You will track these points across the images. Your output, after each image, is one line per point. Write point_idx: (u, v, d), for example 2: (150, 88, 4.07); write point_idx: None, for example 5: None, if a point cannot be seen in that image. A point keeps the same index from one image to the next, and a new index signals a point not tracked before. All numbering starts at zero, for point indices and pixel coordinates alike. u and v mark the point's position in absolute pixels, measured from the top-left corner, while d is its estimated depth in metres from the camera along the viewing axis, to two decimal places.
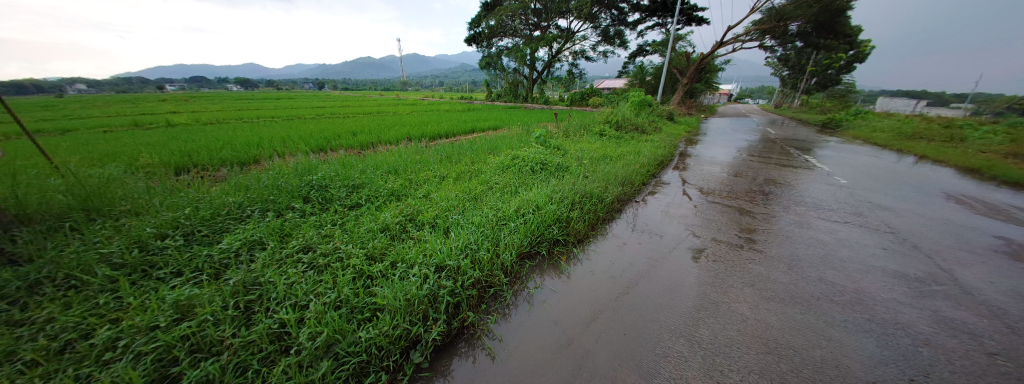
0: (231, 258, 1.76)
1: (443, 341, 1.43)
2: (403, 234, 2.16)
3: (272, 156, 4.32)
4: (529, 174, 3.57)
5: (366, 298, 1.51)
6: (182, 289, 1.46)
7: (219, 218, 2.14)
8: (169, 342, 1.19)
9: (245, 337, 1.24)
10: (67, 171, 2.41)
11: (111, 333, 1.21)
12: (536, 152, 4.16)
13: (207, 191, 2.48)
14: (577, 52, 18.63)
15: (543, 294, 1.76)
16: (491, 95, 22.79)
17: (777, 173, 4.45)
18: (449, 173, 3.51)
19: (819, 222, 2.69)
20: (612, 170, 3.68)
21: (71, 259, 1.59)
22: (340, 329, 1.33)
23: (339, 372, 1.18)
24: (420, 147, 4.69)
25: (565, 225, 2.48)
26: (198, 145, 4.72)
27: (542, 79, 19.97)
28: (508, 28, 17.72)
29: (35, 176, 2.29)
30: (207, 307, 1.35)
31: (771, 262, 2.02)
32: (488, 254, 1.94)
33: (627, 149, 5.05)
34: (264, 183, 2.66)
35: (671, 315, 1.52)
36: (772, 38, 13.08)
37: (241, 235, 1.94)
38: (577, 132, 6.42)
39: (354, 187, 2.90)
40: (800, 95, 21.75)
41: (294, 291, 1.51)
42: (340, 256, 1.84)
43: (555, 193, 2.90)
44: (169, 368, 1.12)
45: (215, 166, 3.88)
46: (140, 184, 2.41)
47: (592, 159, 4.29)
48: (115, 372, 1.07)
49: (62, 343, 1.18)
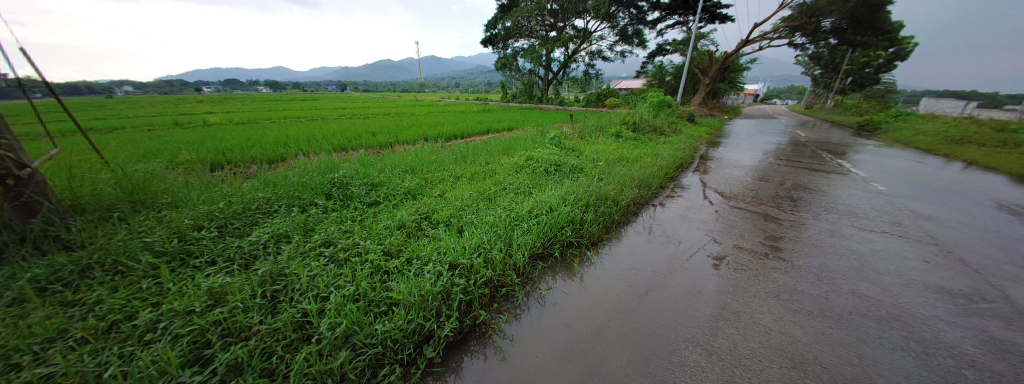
0: (259, 250, 1.86)
1: (455, 338, 1.46)
2: (418, 231, 2.21)
3: (297, 154, 4.53)
4: (543, 175, 3.56)
5: (382, 292, 1.56)
6: (215, 277, 1.56)
7: (250, 212, 2.27)
8: (203, 326, 1.27)
9: (271, 325, 1.31)
10: (116, 166, 2.63)
11: (152, 316, 1.31)
12: (551, 153, 4.16)
13: (238, 187, 2.63)
14: (594, 52, 18.41)
15: (554, 296, 1.75)
16: (507, 96, 22.89)
17: (806, 178, 4.22)
18: (463, 173, 3.55)
19: (853, 231, 2.53)
20: (628, 172, 3.61)
21: (118, 246, 1.74)
22: (358, 321, 1.38)
23: (356, 363, 1.23)
24: (435, 147, 4.78)
25: (579, 227, 2.46)
26: (230, 144, 5.02)
27: (558, 80, 19.87)
28: (524, 29, 17.77)
29: (90, 170, 2.51)
30: (237, 295, 1.43)
31: (797, 271, 1.92)
32: (500, 253, 1.95)
33: (645, 151, 4.94)
34: (290, 180, 2.79)
35: (688, 323, 1.47)
36: (803, 35, 12.41)
37: (269, 228, 2.05)
38: (593, 133, 6.35)
39: (373, 185, 2.99)
40: (833, 95, 20.52)
41: (316, 283, 1.58)
42: (358, 251, 1.90)
43: (569, 195, 2.88)
44: (203, 351, 1.20)
45: (245, 163, 4.10)
46: (179, 179, 2.59)
47: (607, 160, 4.22)
48: (155, 351, 1.16)
49: (108, 323, 1.29)
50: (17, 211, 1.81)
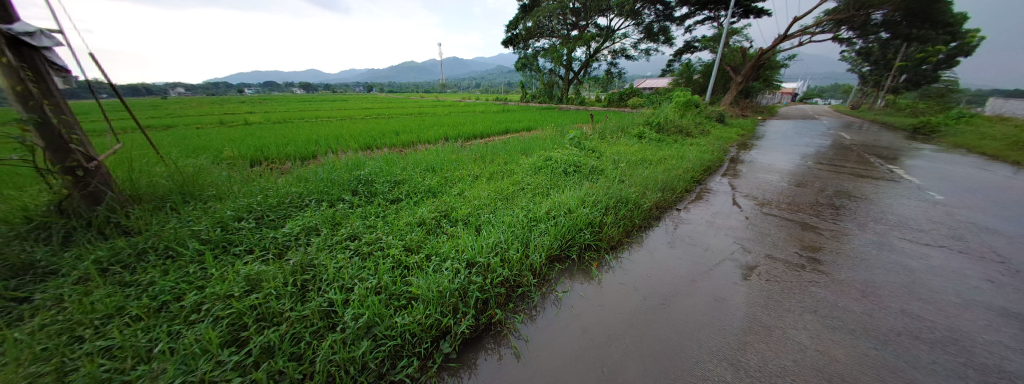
0: (292, 241, 1.98)
1: (470, 335, 1.48)
2: (437, 229, 2.26)
3: (326, 152, 4.77)
4: (561, 176, 3.53)
5: (402, 286, 1.61)
6: (252, 264, 1.68)
7: (284, 205, 2.42)
8: (240, 310, 1.37)
9: (300, 312, 1.39)
10: (169, 161, 2.88)
11: (197, 298, 1.43)
12: (570, 154, 4.11)
13: (274, 181, 2.81)
14: (618, 51, 17.97)
15: (571, 299, 1.73)
16: (527, 96, 22.85)
17: (850, 185, 3.89)
18: (482, 173, 3.59)
19: (904, 245, 2.30)
20: (650, 174, 3.50)
21: (170, 233, 1.91)
22: (379, 313, 1.43)
23: (376, 354, 1.28)
24: (455, 147, 4.86)
25: (598, 229, 2.41)
26: (267, 141, 5.36)
27: (579, 79, 19.58)
28: (546, 29, 17.66)
29: (147, 164, 2.77)
30: (271, 282, 1.53)
31: (837, 286, 1.78)
32: (517, 253, 1.95)
33: (668, 153, 4.76)
34: (319, 176, 2.95)
35: (713, 335, 1.40)
36: (849, 29, 11.46)
37: (300, 221, 2.18)
38: (614, 134, 6.19)
39: (395, 182, 3.09)
40: (883, 95, 18.82)
41: (342, 275, 1.66)
42: (381, 246, 1.97)
43: (588, 196, 2.83)
44: (239, 333, 1.29)
45: (280, 160, 4.38)
46: (223, 173, 2.81)
47: (629, 162, 4.11)
48: (199, 331, 1.27)
49: (159, 303, 1.43)
50: (85, 199, 2.02)
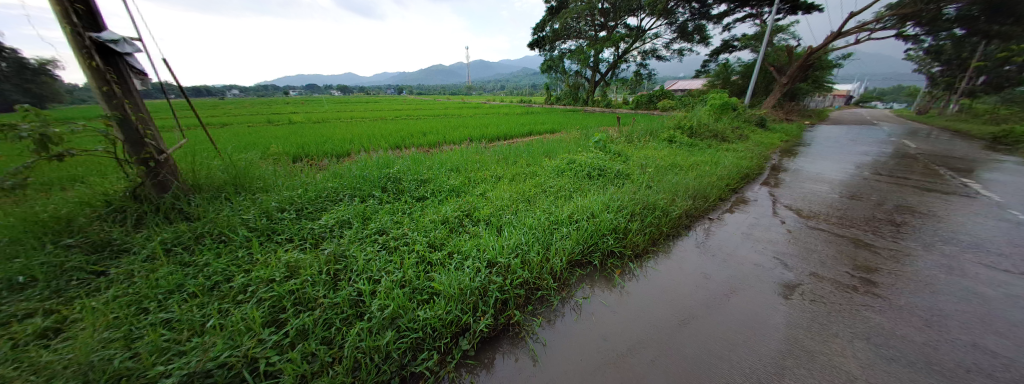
0: (327, 232, 2.11)
1: (489, 334, 1.50)
2: (460, 228, 2.31)
3: (359, 150, 5.04)
4: (585, 180, 3.46)
5: (425, 282, 1.66)
6: (292, 253, 1.81)
7: (321, 199, 2.59)
8: (281, 294, 1.49)
9: (332, 299, 1.48)
10: (225, 155, 3.19)
11: (243, 281, 1.56)
12: (595, 157, 4.03)
13: (313, 177, 3.02)
14: (648, 51, 17.37)
15: (591, 306, 1.70)
16: (552, 98, 22.70)
17: (914, 199, 3.47)
18: (504, 174, 3.61)
19: (981, 270, 2.02)
20: (681, 180, 3.34)
21: (224, 220, 2.12)
22: (403, 306, 1.48)
23: (399, 344, 1.33)
24: (479, 148, 4.94)
25: (622, 236, 2.34)
26: (306, 139, 5.76)
27: (606, 81, 19.16)
28: (573, 30, 17.42)
29: (207, 158, 3.09)
30: (308, 270, 1.64)
31: (894, 312, 1.59)
32: (538, 256, 1.95)
33: (701, 158, 4.52)
34: (353, 173, 3.12)
35: (746, 355, 1.31)
36: (916, 25, 10.28)
37: (335, 214, 2.32)
38: (642, 138, 5.99)
39: (421, 181, 3.20)
40: (958, 99, 16.64)
41: (371, 267, 1.75)
42: (406, 241, 2.05)
43: (612, 201, 2.76)
44: (278, 315, 1.40)
45: (317, 157, 4.68)
46: (269, 168, 3.05)
47: (657, 167, 3.95)
48: (244, 310, 1.39)
49: (212, 283, 1.58)
50: (154, 187, 2.29)
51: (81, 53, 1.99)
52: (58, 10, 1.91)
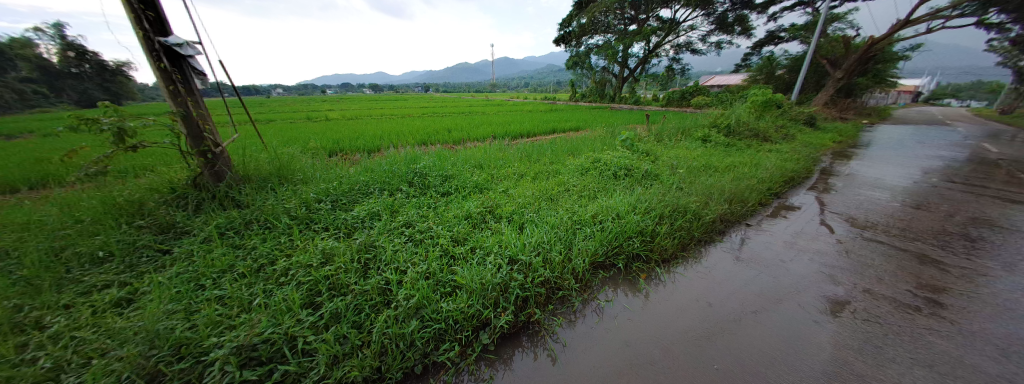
0: (358, 224, 2.22)
1: (509, 330, 1.51)
2: (482, 224, 2.33)
3: (388, 146, 5.25)
4: (611, 179, 3.37)
5: (448, 275, 1.69)
6: (327, 241, 1.93)
7: (353, 192, 2.73)
8: (317, 279, 1.60)
9: (363, 286, 1.57)
10: (271, 149, 3.46)
11: (284, 265, 1.69)
12: (622, 156, 3.91)
13: (346, 170, 3.19)
14: (682, 45, 16.50)
15: (614, 309, 1.66)
16: (577, 95, 22.26)
17: (995, 212, 3.03)
18: (527, 172, 3.60)
19: None
20: (715, 182, 3.15)
21: (269, 208, 2.30)
22: (427, 297, 1.53)
23: (423, 333, 1.38)
24: (502, 145, 4.97)
25: (649, 239, 2.25)
26: (341, 135, 6.11)
27: (635, 77, 18.47)
28: (601, 24, 16.91)
29: (255, 151, 3.37)
30: (341, 258, 1.75)
31: (964, 338, 1.41)
32: (560, 255, 1.92)
33: (737, 159, 4.23)
34: (382, 168, 3.25)
35: (784, 374, 1.21)
36: (1003, 12, 8.92)
37: (366, 206, 2.44)
38: (672, 137, 5.72)
39: (446, 177, 3.27)
40: None
41: (398, 258, 1.82)
42: (431, 234, 2.11)
43: (640, 203, 2.66)
44: (314, 298, 1.51)
45: (350, 151, 4.94)
46: (308, 161, 3.27)
47: (689, 167, 3.76)
48: (286, 291, 1.51)
49: (258, 265, 1.73)
50: (211, 176, 2.53)
51: (152, 55, 2.24)
52: (133, 17, 2.16)
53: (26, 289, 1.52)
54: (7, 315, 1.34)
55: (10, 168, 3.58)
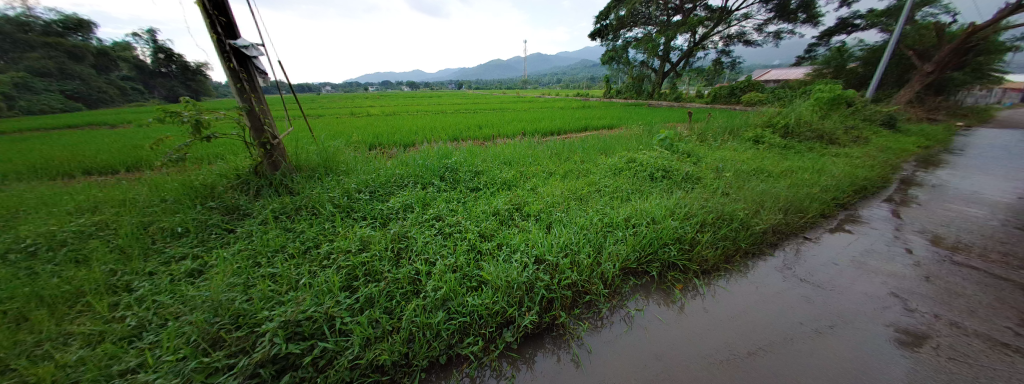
0: (393, 215, 2.32)
1: (533, 330, 1.50)
2: (510, 221, 2.32)
3: (422, 141, 5.44)
4: (646, 181, 3.20)
5: (474, 270, 1.71)
6: (364, 229, 2.04)
7: (389, 184, 2.86)
8: (354, 264, 1.70)
9: (395, 275, 1.63)
10: (319, 141, 3.75)
11: (326, 250, 1.82)
12: (659, 157, 3.70)
13: (384, 163, 3.35)
14: (733, 36, 15.19)
15: (645, 320, 1.57)
16: (612, 91, 21.43)
17: None
18: (557, 170, 3.54)
19: None
20: (766, 188, 2.86)
21: (316, 196, 2.49)
22: (454, 290, 1.56)
23: (448, 325, 1.40)
24: (533, 142, 4.92)
25: (687, 246, 2.10)
26: (380, 130, 6.44)
27: (677, 72, 17.36)
28: (641, 15, 16.06)
29: (306, 143, 3.66)
30: (376, 247, 1.84)
31: None
32: (588, 259, 1.85)
33: (793, 164, 3.81)
34: (416, 162, 3.38)
35: None
36: None
37: (401, 198, 2.55)
38: (716, 137, 5.30)
39: (476, 173, 3.32)
40: None
41: (428, 249, 1.88)
42: (460, 229, 2.15)
43: (678, 207, 2.49)
44: (352, 282, 1.61)
45: (387, 145, 5.19)
46: (350, 154, 3.48)
47: (735, 171, 3.45)
48: (327, 273, 1.62)
49: (305, 248, 1.88)
50: (269, 165, 2.78)
51: (223, 56, 2.50)
52: (208, 22, 2.40)
53: (121, 256, 1.82)
54: (106, 278, 1.62)
55: (114, 153, 4.25)
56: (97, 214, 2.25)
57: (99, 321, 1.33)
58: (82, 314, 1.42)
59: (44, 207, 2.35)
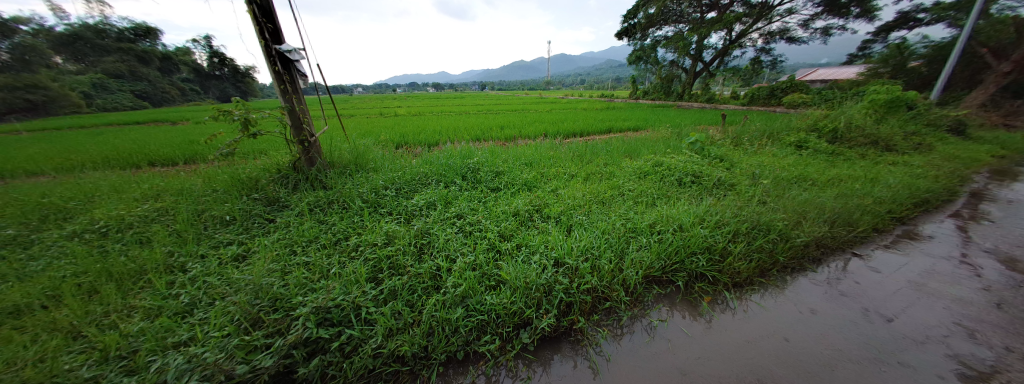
0: (416, 212, 2.40)
1: (551, 333, 1.48)
2: (530, 222, 2.32)
3: (446, 141, 5.57)
4: (673, 186, 3.07)
5: (493, 269, 1.73)
6: (391, 224, 2.12)
7: (414, 181, 2.95)
8: (380, 258, 1.77)
9: (418, 269, 1.68)
10: (351, 140, 3.95)
11: (354, 243, 1.91)
12: (688, 161, 3.54)
13: (409, 162, 3.47)
14: (774, 33, 14.24)
15: (668, 331, 1.51)
16: (638, 92, 20.81)
17: None
18: (579, 172, 3.49)
19: None
20: (808, 197, 2.65)
21: (347, 192, 2.62)
22: (473, 288, 1.58)
23: (466, 323, 1.42)
24: (555, 143, 4.88)
25: (717, 256, 2.00)
26: (406, 129, 6.67)
27: (710, 72, 16.52)
28: (673, 13, 15.44)
29: (339, 141, 3.87)
30: (400, 242, 1.90)
31: None
32: (609, 264, 1.80)
33: (841, 172, 3.50)
34: (440, 161, 3.47)
35: None
36: None
37: (424, 196, 2.62)
38: (751, 141, 5.00)
39: (497, 173, 3.34)
40: None
41: (449, 246, 1.92)
42: (480, 228, 2.17)
43: (709, 215, 2.37)
44: (377, 274, 1.67)
45: (413, 145, 5.37)
46: (379, 152, 3.64)
47: (773, 178, 3.24)
48: (354, 265, 1.70)
49: (335, 240, 1.98)
50: (306, 161, 2.96)
51: (269, 60, 2.70)
52: (258, 29, 2.61)
53: (177, 239, 2.02)
54: (165, 258, 1.80)
55: (173, 147, 4.72)
56: (158, 201, 2.51)
57: (158, 297, 1.49)
58: (144, 289, 1.59)
59: (116, 194, 2.66)
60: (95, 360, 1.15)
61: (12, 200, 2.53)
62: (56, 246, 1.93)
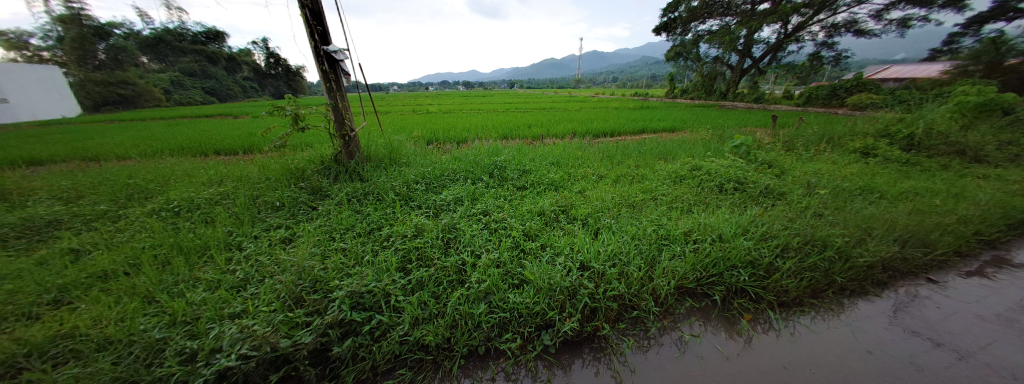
0: (445, 206, 2.46)
1: (573, 337, 1.46)
2: (555, 223, 2.29)
3: (474, 138, 5.66)
4: (713, 193, 2.87)
5: (517, 268, 1.72)
6: (420, 218, 2.20)
7: (442, 177, 3.04)
8: (409, 249, 1.85)
9: (444, 263, 1.73)
10: (386, 135, 4.14)
11: (386, 234, 2.00)
12: (730, 166, 3.29)
13: (439, 158, 3.56)
14: (837, 25, 12.82)
15: (702, 349, 1.41)
16: (675, 91, 19.77)
17: None
18: (608, 174, 3.39)
19: None
20: (875, 212, 2.35)
21: (380, 185, 2.75)
22: (497, 285, 1.59)
23: (487, 318, 1.44)
24: (583, 143, 4.77)
25: (760, 270, 1.83)
26: (438, 126, 6.90)
27: (759, 69, 15.22)
28: (720, 5, 14.36)
29: (376, 137, 4.09)
30: (428, 234, 1.97)
31: None
32: (639, 271, 1.72)
33: (915, 184, 3.07)
34: (468, 158, 3.53)
35: None
36: None
37: (451, 192, 2.68)
38: (805, 145, 4.55)
39: (523, 172, 3.34)
40: None
41: (474, 242, 1.95)
42: (505, 225, 2.18)
43: (753, 225, 2.18)
44: (405, 265, 1.74)
45: (444, 141, 5.52)
46: (411, 148, 3.78)
47: (831, 187, 2.91)
48: (386, 255, 1.78)
49: (369, 230, 2.09)
50: (346, 154, 3.15)
51: (317, 60, 2.90)
52: (309, 31, 2.80)
53: (236, 220, 2.25)
54: (225, 237, 2.01)
55: (233, 138, 5.27)
56: (220, 185, 2.81)
57: (218, 271, 1.66)
58: (206, 264, 1.79)
59: (186, 178, 3.03)
60: (165, 323, 1.31)
61: (106, 180, 2.96)
62: (138, 221, 2.23)
